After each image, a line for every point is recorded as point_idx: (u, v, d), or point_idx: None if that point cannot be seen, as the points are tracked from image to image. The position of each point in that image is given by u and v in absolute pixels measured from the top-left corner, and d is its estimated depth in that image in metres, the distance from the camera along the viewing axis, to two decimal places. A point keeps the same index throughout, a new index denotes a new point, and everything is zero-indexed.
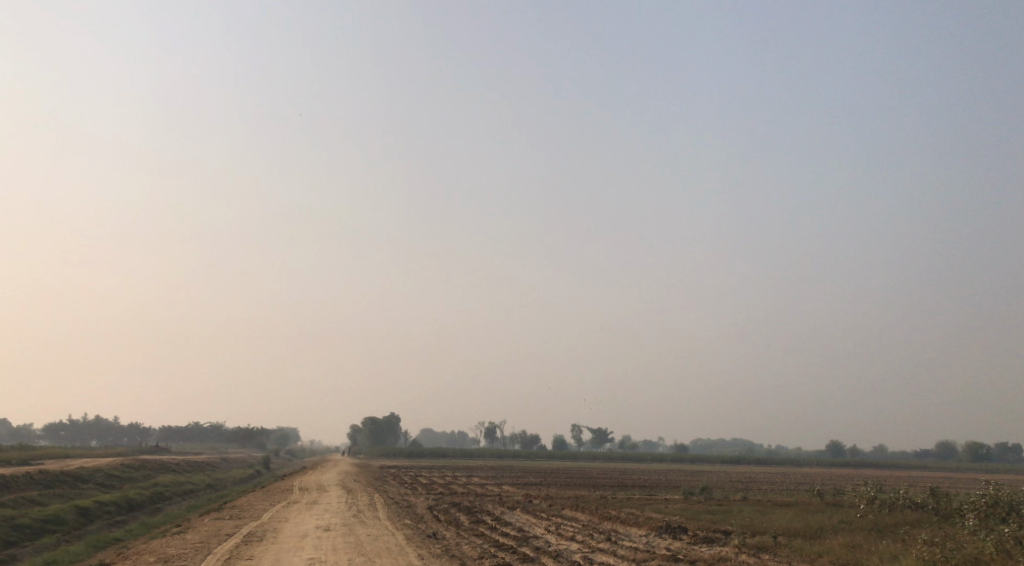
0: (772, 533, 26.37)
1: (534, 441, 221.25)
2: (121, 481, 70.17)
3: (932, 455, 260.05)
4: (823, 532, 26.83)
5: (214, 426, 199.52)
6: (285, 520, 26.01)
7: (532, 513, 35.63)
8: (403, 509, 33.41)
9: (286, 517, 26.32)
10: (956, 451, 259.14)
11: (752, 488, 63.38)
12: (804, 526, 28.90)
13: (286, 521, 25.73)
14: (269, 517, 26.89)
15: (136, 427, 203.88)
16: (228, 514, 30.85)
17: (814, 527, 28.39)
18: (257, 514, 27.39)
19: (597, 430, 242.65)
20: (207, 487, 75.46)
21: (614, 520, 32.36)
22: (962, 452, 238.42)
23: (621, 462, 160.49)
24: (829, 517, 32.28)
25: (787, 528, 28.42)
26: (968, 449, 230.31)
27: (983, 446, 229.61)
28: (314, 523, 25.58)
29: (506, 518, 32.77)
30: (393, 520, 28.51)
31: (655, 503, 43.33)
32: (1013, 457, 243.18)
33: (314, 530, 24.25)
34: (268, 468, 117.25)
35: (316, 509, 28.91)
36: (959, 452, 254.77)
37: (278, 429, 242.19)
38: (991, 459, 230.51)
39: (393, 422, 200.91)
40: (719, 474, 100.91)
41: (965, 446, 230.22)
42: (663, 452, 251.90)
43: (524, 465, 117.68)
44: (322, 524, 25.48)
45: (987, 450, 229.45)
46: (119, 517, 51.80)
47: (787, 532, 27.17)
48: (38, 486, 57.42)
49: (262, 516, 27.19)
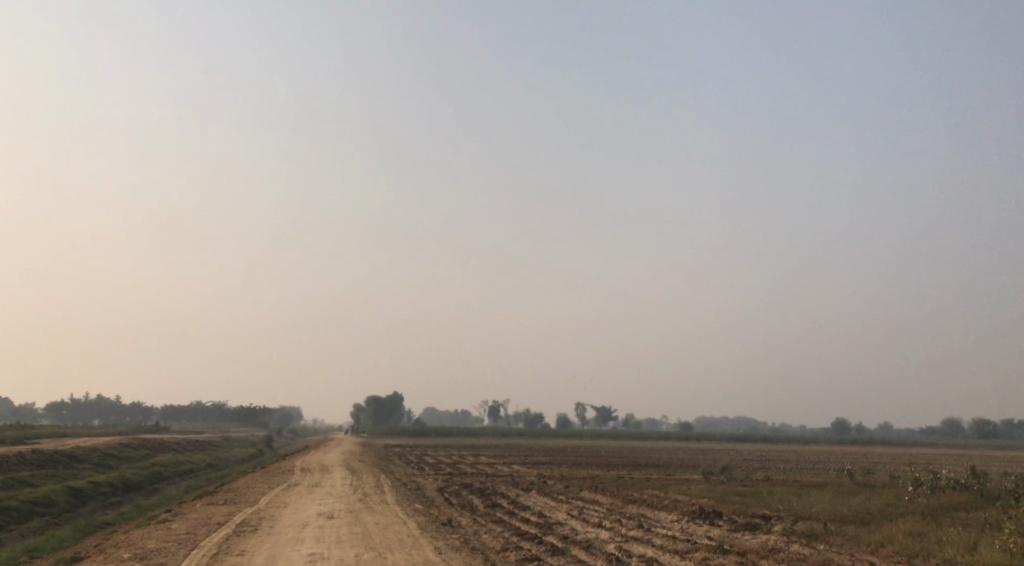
0: (821, 520, 23.97)
1: (537, 419, 219.87)
2: (119, 461, 67.97)
3: (936, 433, 258.61)
4: (874, 517, 24.45)
5: (217, 405, 197.89)
6: (284, 506, 23.68)
7: (549, 496, 33.36)
8: (413, 492, 31.06)
9: (284, 504, 23.94)
10: (961, 428, 257.39)
11: (772, 467, 61.03)
12: (849, 510, 26.52)
13: (283, 509, 23.30)
14: (264, 503, 24.47)
15: (139, 406, 202.40)
16: (223, 498, 28.56)
17: (861, 512, 25.99)
18: (251, 500, 25.01)
19: (600, 408, 241.09)
20: (208, 467, 73.24)
21: (641, 504, 30.01)
22: (967, 430, 236.89)
23: (627, 440, 158.58)
24: (873, 500, 29.86)
25: (832, 512, 26.05)
26: (973, 426, 228.68)
27: (989, 423, 228.01)
28: (313, 510, 23.17)
29: (523, 502, 30.42)
30: (401, 505, 26.12)
31: (676, 483, 41.06)
32: (1019, 434, 241.64)
33: (316, 519, 21.87)
34: (271, 447, 115.29)
35: (317, 494, 26.46)
36: (964, 429, 252.92)
37: (282, 408, 241.08)
38: (996, 436, 228.90)
39: (397, 400, 199.31)
40: (730, 452, 98.56)
41: (970, 423, 228.54)
42: (666, 430, 250.37)
43: (530, 444, 115.45)
44: (323, 512, 23.07)
45: (992, 428, 227.74)
46: (114, 498, 49.66)
47: (833, 517, 24.77)
48: (30, 466, 55.23)
49: (258, 502, 24.84)
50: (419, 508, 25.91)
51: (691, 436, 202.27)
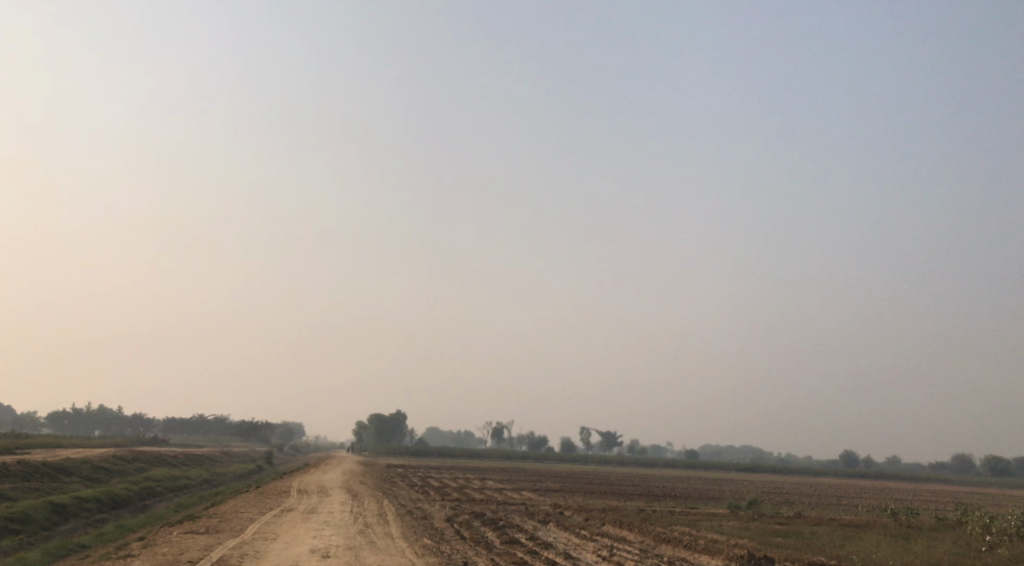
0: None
1: (540, 443, 216.02)
2: (110, 475, 64.60)
3: (946, 469, 253.50)
4: None
5: (219, 419, 194.64)
6: (270, 540, 20.37)
7: (571, 530, 30.17)
8: (421, 523, 27.80)
9: (265, 539, 20.46)
10: (973, 464, 251.85)
11: (798, 503, 57.42)
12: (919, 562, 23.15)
13: (262, 545, 19.82)
14: (238, 536, 20.94)
15: (140, 418, 199.29)
16: (204, 522, 25.27)
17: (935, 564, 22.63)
18: (229, 530, 21.58)
19: (605, 433, 237.11)
20: (204, 483, 69.96)
21: (676, 544, 26.74)
22: (980, 468, 231.39)
23: (633, 467, 154.63)
24: (939, 548, 26.61)
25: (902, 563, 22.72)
26: (985, 463, 223.44)
27: (1002, 461, 222.77)
28: (300, 548, 19.64)
29: (543, 539, 27.02)
30: (407, 542, 22.71)
31: (706, 519, 37.77)
32: None
33: (309, 559, 18.55)
34: (270, 464, 111.82)
35: (311, 525, 22.97)
36: (976, 465, 247.60)
37: (284, 425, 238.07)
38: (1010, 473, 223.42)
39: (400, 419, 195.74)
40: (745, 483, 94.78)
41: (983, 460, 223.37)
42: (672, 458, 245.97)
43: (536, 469, 111.88)
44: (307, 550, 19.56)
45: (1005, 465, 222.38)
46: (99, 515, 46.41)
47: None
48: (13, 479, 51.99)
49: (238, 532, 21.41)
50: (428, 546, 22.54)
51: (698, 464, 198.12)
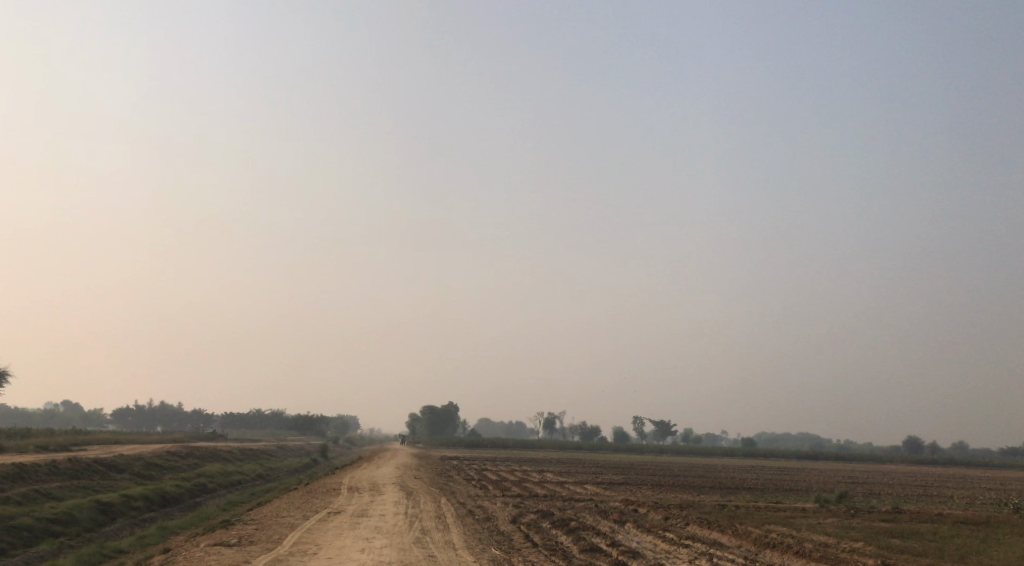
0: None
1: (594, 433, 212.23)
2: (161, 471, 62.42)
3: (1013, 454, 244.49)
4: None
5: (275, 413, 194.44)
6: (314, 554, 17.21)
7: (655, 534, 26.63)
8: (486, 528, 24.27)
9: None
10: None
11: (887, 495, 53.28)
12: None
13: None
14: (265, 556, 17.31)
15: (199, 414, 199.99)
16: (240, 529, 22.15)
17: None
18: (259, 543, 18.05)
19: (659, 422, 232.26)
20: (258, 478, 67.59)
21: (785, 550, 22.97)
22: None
23: (692, 456, 150.00)
24: None
25: None
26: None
27: None
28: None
29: (628, 545, 23.43)
30: (472, 558, 18.98)
31: (800, 517, 33.88)
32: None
33: None
34: (326, 458, 109.92)
35: (356, 535, 19.41)
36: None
37: (339, 418, 237.76)
38: None
39: (453, 411, 193.39)
40: (816, 472, 90.26)
41: None
42: (729, 446, 239.67)
43: (596, 459, 107.96)
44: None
45: None
46: (148, 515, 44.03)
47: None
48: (61, 477, 49.75)
49: (267, 548, 17.84)
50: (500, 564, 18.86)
51: (757, 453, 192.27)
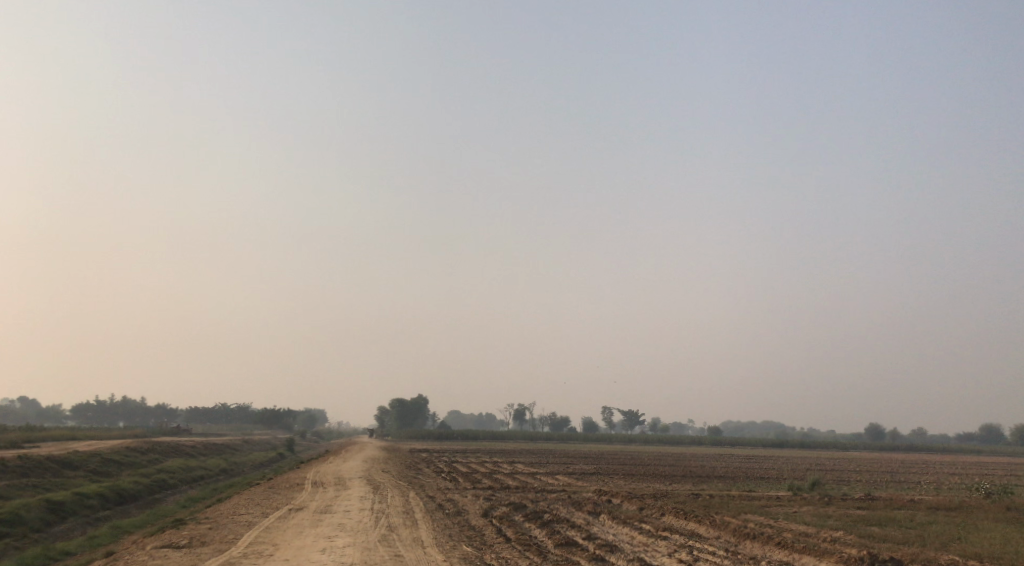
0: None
1: (564, 423, 211.90)
2: (119, 467, 60.60)
3: (973, 439, 248.24)
4: None
5: (240, 407, 191.75)
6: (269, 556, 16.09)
7: (631, 525, 25.76)
8: (455, 523, 23.18)
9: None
10: (1002, 435, 245.94)
11: (858, 481, 52.95)
12: None
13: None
14: (216, 560, 16.08)
15: (162, 408, 196.73)
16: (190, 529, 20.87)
17: None
18: (210, 544, 16.82)
19: (628, 412, 232.53)
20: (221, 473, 65.88)
21: (765, 541, 22.06)
22: (1009, 438, 225.20)
23: (662, 446, 149.89)
24: None
25: None
26: (1015, 434, 216.84)
27: None
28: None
29: (604, 538, 22.49)
30: (441, 557, 17.85)
31: (775, 505, 33.22)
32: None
33: None
34: (292, 452, 108.06)
35: (315, 533, 18.18)
36: (1004, 436, 241.41)
37: (307, 412, 235.25)
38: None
39: (422, 403, 191.86)
40: (784, 460, 90.40)
41: (1013, 431, 216.81)
42: (697, 435, 240.62)
43: (567, 450, 107.18)
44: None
45: None
46: (102, 512, 42.45)
47: None
48: (12, 475, 47.92)
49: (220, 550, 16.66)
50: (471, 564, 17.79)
51: (725, 441, 193.04)
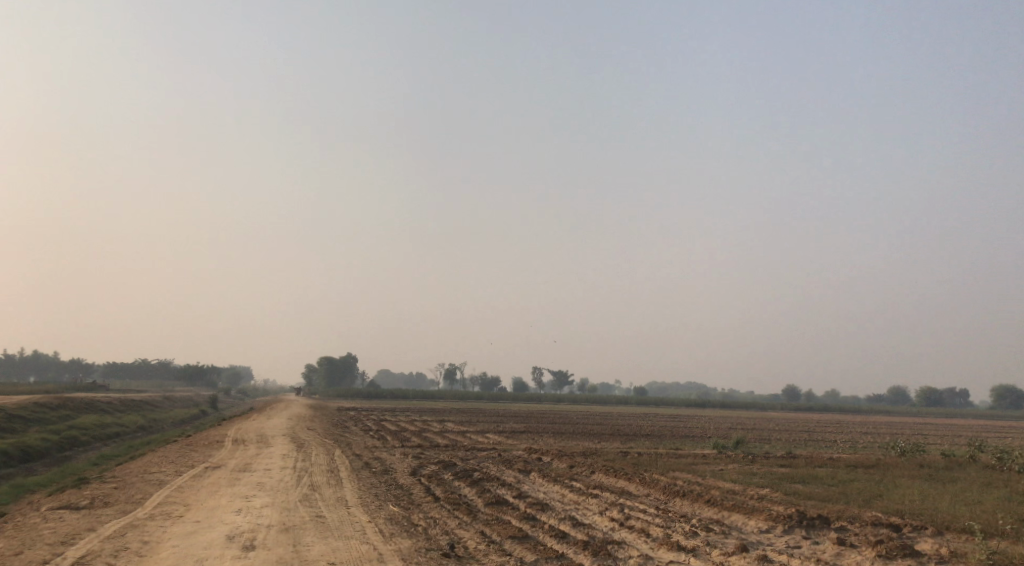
0: (1017, 560, 15.80)
1: (493, 383, 212.67)
2: (29, 423, 58.09)
3: (883, 401, 258.02)
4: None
5: (161, 364, 187.16)
6: (175, 523, 15.23)
7: (560, 482, 25.35)
8: (382, 482, 22.45)
9: (153, 545, 14.59)
10: (909, 396, 256.16)
11: (779, 440, 53.86)
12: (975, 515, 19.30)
13: (143, 560, 14.11)
14: (114, 527, 15.12)
15: (78, 363, 190.81)
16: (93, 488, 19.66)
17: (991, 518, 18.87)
18: (113, 506, 15.79)
19: (556, 372, 234.55)
20: (138, 430, 63.83)
21: (695, 499, 21.77)
22: (916, 399, 234.36)
23: (589, 405, 151.37)
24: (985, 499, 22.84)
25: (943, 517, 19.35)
26: (921, 395, 225.77)
27: (938, 392, 224.95)
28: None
29: (534, 497, 22.00)
30: (366, 518, 17.09)
31: (701, 463, 33.33)
32: (960, 403, 241.70)
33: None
34: (214, 409, 105.79)
35: (231, 493, 17.24)
36: (911, 398, 251.37)
37: (231, 369, 231.12)
38: (944, 404, 226.37)
39: (350, 361, 190.06)
40: (708, 420, 91.96)
41: (919, 392, 225.68)
42: (623, 395, 244.43)
43: (495, 409, 107.24)
44: (219, 561, 14.06)
45: (940, 397, 224.82)
46: (7, 471, 40.48)
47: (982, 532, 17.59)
48: None
49: (123, 514, 15.66)
50: (397, 524, 17.07)
51: (651, 401, 196.29)
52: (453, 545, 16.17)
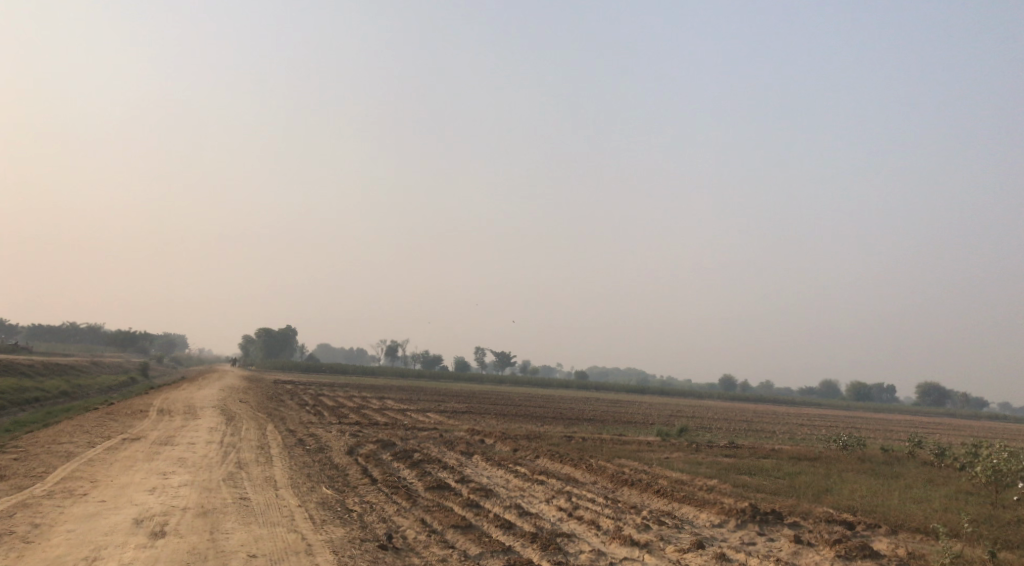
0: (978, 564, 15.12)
1: (434, 361, 211.17)
2: None
3: (814, 393, 263.23)
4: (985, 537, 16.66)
5: (92, 328, 181.68)
6: (75, 506, 13.91)
7: (504, 467, 24.27)
8: (316, 461, 21.13)
9: (47, 528, 13.29)
10: (839, 390, 261.72)
11: (720, 429, 53.63)
12: (930, 511, 18.67)
13: (31, 546, 12.72)
14: (4, 506, 13.72)
15: (4, 325, 184.20)
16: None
17: (947, 516, 18.27)
18: (10, 480, 14.44)
19: (497, 353, 233.92)
20: (61, 396, 61.22)
21: (644, 488, 20.89)
22: (846, 394, 239.38)
23: (529, 387, 150.99)
24: (934, 491, 22.37)
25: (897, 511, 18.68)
26: (851, 390, 230.56)
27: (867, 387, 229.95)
28: (89, 556, 12.54)
29: (477, 482, 20.91)
30: (295, 502, 15.82)
31: (646, 451, 32.62)
32: (887, 399, 247.63)
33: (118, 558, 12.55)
34: (145, 377, 102.49)
35: (147, 468, 15.94)
36: (841, 392, 256.82)
37: (166, 336, 225.60)
38: (873, 399, 231.55)
39: (289, 334, 186.78)
40: (647, 407, 91.92)
41: (849, 387, 230.38)
42: (564, 378, 244.78)
43: (436, 387, 105.97)
44: (122, 550, 12.77)
45: (870, 391, 229.95)
46: None
47: (938, 533, 16.97)
48: None
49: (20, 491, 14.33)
50: (329, 510, 15.79)
51: (590, 385, 196.81)
52: (391, 536, 14.95)
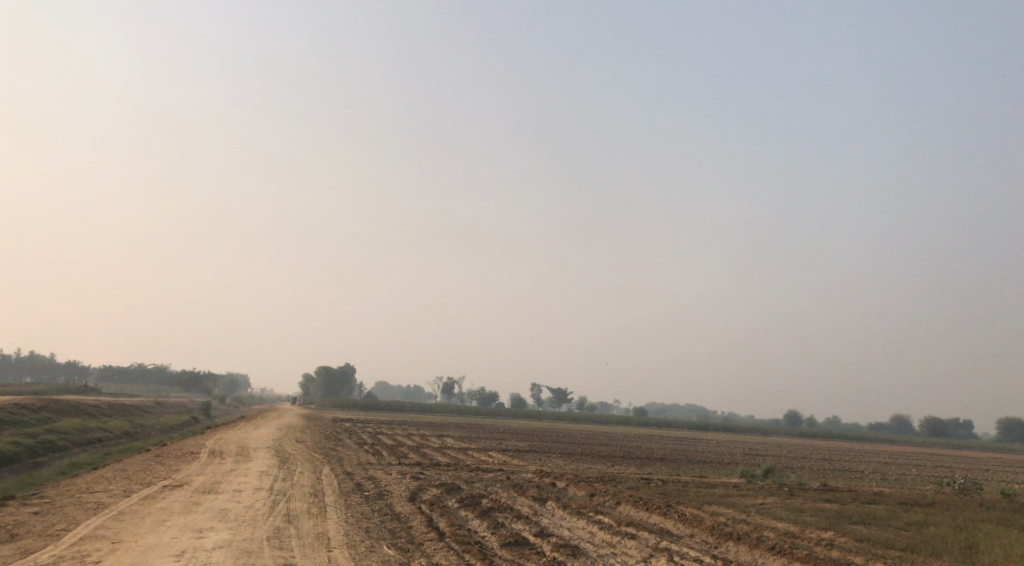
0: None
1: (492, 398, 208.46)
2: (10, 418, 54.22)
3: (884, 429, 253.66)
4: None
5: (157, 368, 183.16)
6: None
7: (586, 518, 21.41)
8: (375, 511, 18.69)
9: None
10: (911, 426, 251.69)
11: (806, 469, 49.82)
12: None
13: None
14: None
15: (73, 365, 186.82)
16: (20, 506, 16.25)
17: None
18: (17, 543, 13.05)
19: (557, 390, 230.14)
20: (124, 436, 59.86)
21: (754, 544, 17.95)
22: (920, 429, 229.49)
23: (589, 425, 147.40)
24: None
25: None
26: (925, 425, 220.87)
27: (943, 422, 220.29)
28: None
29: (560, 536, 18.21)
30: None
31: (737, 496, 29.48)
32: (963, 434, 236.98)
33: None
34: (207, 417, 101.58)
35: (181, 526, 14.27)
36: (913, 427, 246.71)
37: (228, 375, 226.67)
38: (949, 435, 221.49)
39: (348, 372, 185.98)
40: (719, 443, 87.76)
41: (923, 422, 220.86)
42: (622, 415, 239.84)
43: (496, 425, 103.05)
44: None
45: (945, 427, 220.03)
46: None
47: None
48: None
49: (29, 558, 12.78)
50: None
51: (651, 422, 192.08)
52: None
